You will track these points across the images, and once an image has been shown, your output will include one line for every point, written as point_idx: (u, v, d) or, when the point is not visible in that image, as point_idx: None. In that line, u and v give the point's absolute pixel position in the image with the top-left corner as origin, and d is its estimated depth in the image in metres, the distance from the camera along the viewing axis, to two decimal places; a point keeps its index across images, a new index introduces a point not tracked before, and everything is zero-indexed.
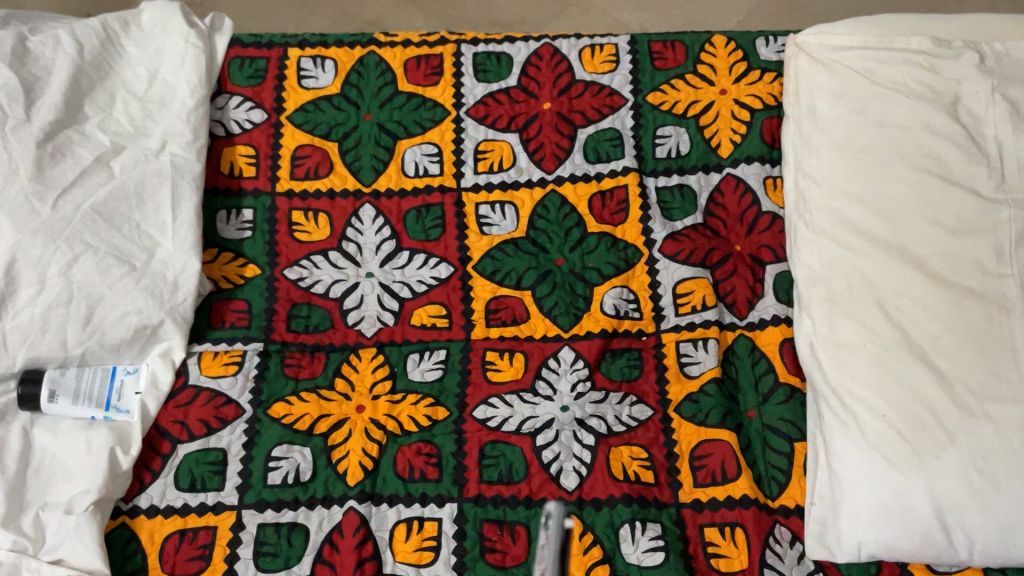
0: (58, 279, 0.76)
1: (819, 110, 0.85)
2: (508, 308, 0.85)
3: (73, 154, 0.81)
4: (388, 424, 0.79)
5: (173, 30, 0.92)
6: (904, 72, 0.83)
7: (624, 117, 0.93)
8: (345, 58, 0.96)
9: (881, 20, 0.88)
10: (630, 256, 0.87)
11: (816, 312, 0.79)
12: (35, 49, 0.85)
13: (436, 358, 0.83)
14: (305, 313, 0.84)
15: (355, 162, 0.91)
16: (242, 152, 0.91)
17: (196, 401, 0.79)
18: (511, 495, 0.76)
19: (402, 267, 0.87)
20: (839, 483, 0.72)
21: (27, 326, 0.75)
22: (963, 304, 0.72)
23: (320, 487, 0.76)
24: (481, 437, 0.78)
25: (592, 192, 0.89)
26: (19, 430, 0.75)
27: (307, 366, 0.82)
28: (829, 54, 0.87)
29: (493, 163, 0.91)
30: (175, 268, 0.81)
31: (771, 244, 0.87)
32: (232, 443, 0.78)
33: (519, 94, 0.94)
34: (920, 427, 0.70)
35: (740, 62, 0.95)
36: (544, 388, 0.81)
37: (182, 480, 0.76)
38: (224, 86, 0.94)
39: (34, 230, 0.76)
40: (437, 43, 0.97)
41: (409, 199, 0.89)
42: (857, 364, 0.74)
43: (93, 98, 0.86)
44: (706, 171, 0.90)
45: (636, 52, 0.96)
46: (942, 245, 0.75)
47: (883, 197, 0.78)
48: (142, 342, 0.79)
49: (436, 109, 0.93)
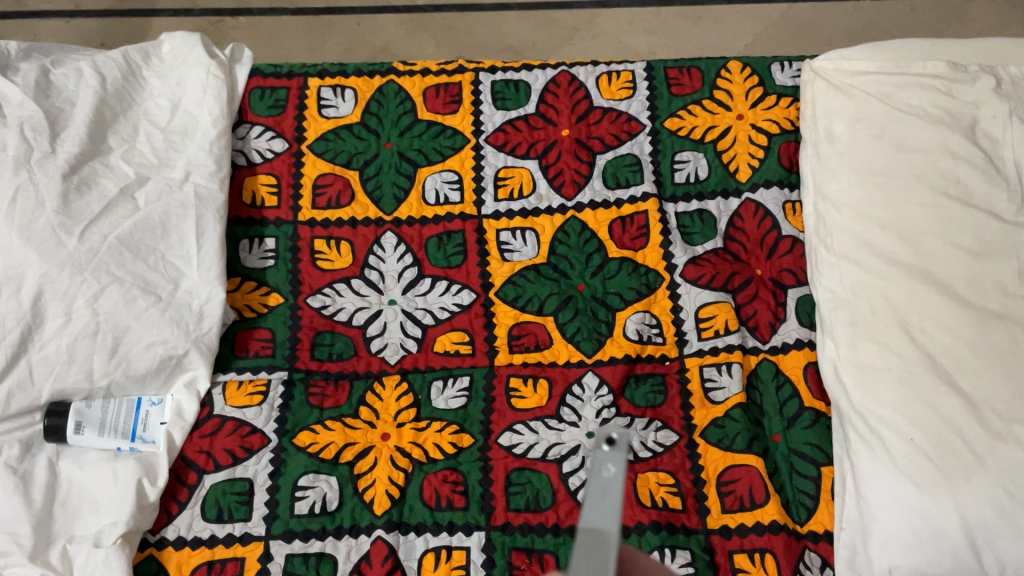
0: (84, 310, 0.77)
1: (837, 134, 0.86)
2: (530, 334, 0.85)
3: (98, 185, 0.82)
4: (414, 452, 0.79)
5: (195, 61, 0.93)
6: (921, 97, 0.84)
7: (642, 143, 0.94)
8: (364, 88, 0.96)
9: (896, 45, 0.90)
10: (651, 281, 0.87)
11: (839, 336, 0.79)
12: (58, 82, 0.86)
13: (460, 385, 0.82)
14: (328, 341, 0.85)
15: (376, 190, 0.92)
16: (263, 181, 0.92)
17: (221, 431, 0.79)
18: (538, 522, 0.76)
19: (424, 294, 0.87)
20: (868, 507, 0.71)
21: (53, 358, 0.76)
22: (989, 326, 0.73)
23: (347, 517, 0.76)
24: (507, 463, 0.78)
25: (612, 217, 0.90)
26: (46, 462, 0.75)
27: (331, 395, 0.82)
28: (846, 79, 0.88)
29: (513, 190, 0.91)
30: (201, 298, 0.82)
31: (792, 267, 0.87)
32: (258, 472, 0.77)
33: (537, 121, 0.95)
34: (947, 449, 0.69)
35: (756, 87, 0.96)
36: (569, 414, 0.81)
37: (209, 511, 0.75)
38: (245, 116, 0.95)
39: (61, 262, 0.77)
40: (455, 71, 0.98)
41: (430, 226, 0.90)
42: (881, 387, 0.74)
43: (116, 129, 0.87)
44: (725, 196, 0.91)
45: (652, 79, 0.97)
46: (965, 267, 0.75)
47: (904, 220, 0.79)
48: (167, 372, 0.79)
49: (456, 137, 0.94)
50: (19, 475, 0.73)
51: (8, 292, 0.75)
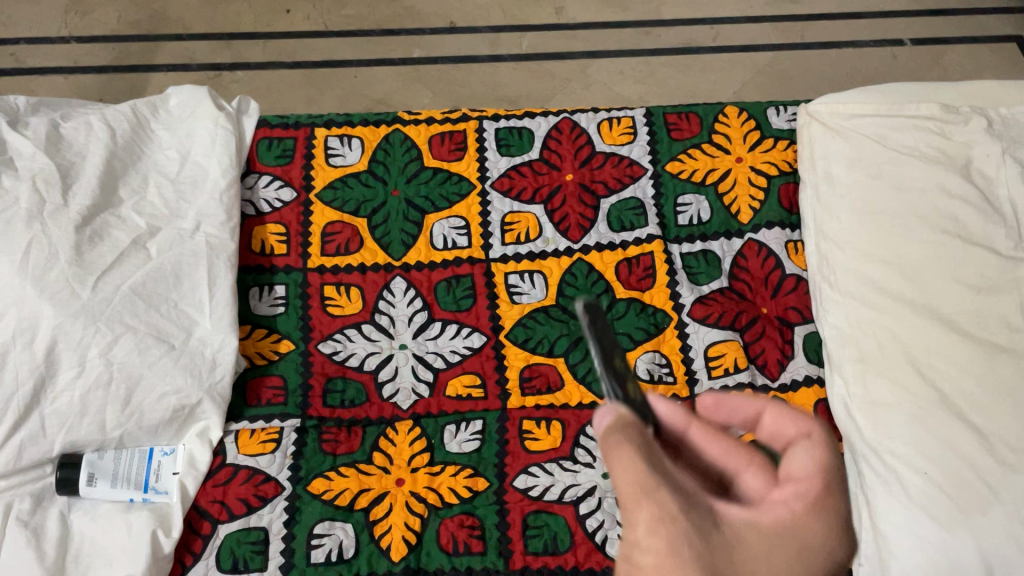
0: (98, 360, 0.76)
1: (835, 176, 0.88)
2: (543, 375, 0.85)
3: (110, 236, 0.82)
4: (429, 497, 0.79)
5: (203, 114, 0.94)
6: (916, 138, 0.87)
7: (645, 186, 0.95)
8: (371, 137, 0.98)
9: (889, 89, 0.93)
10: (660, 321, 0.88)
11: (848, 372, 0.80)
12: (68, 135, 0.87)
13: (472, 429, 0.83)
14: (340, 388, 0.85)
15: (385, 237, 0.93)
16: (272, 230, 0.93)
17: (234, 480, 0.78)
18: (557, 565, 0.76)
19: (434, 338, 0.87)
20: (886, 543, 0.71)
21: (66, 409, 0.75)
22: (994, 360, 0.73)
23: (364, 564, 0.75)
24: (523, 506, 0.78)
25: (618, 259, 0.91)
26: (57, 515, 0.74)
27: (344, 441, 0.82)
28: (841, 122, 0.91)
29: (520, 234, 0.93)
30: (213, 346, 0.82)
31: (798, 305, 0.89)
32: (273, 521, 0.77)
33: (542, 166, 0.96)
34: (963, 483, 0.69)
35: (753, 131, 0.98)
36: (583, 455, 0.81)
37: (224, 562, 0.75)
38: (253, 165, 0.96)
39: (74, 312, 0.76)
40: (460, 120, 1.00)
41: (439, 271, 0.91)
42: (893, 423, 0.74)
43: (127, 181, 0.88)
44: (728, 237, 0.93)
45: (652, 124, 0.99)
46: (969, 302, 0.77)
47: (906, 259, 0.81)
48: (179, 422, 0.79)
49: (462, 183, 0.96)
50: (31, 529, 0.72)
51: (21, 344, 0.74)
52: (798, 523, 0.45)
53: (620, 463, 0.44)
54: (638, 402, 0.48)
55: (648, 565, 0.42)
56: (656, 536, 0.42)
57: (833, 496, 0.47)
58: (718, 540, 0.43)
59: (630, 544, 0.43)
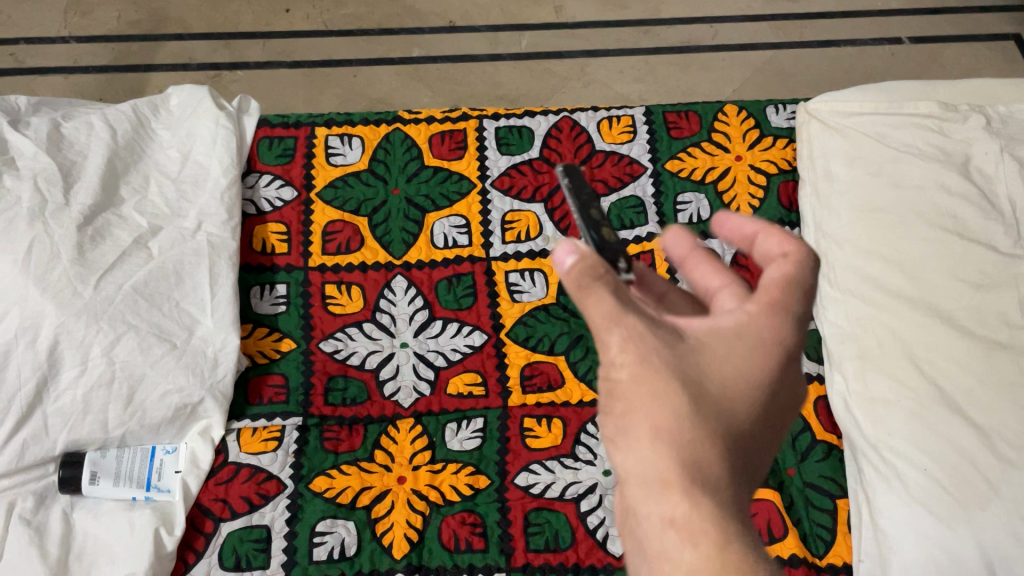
0: (100, 359, 0.76)
1: (835, 174, 0.89)
2: (543, 373, 0.86)
3: (112, 236, 0.83)
4: (430, 495, 0.79)
5: (204, 113, 0.94)
6: (915, 136, 0.87)
7: (645, 185, 0.96)
8: (371, 136, 0.99)
9: (888, 87, 0.93)
10: None
11: (848, 369, 0.80)
12: (69, 135, 0.87)
13: (474, 427, 0.83)
14: (341, 386, 0.85)
15: (386, 235, 0.93)
16: (273, 229, 0.93)
17: (236, 478, 0.79)
18: (558, 562, 0.76)
19: (435, 336, 0.88)
20: (886, 538, 0.72)
21: (68, 408, 0.76)
22: (993, 356, 0.73)
23: (366, 561, 0.76)
24: (525, 504, 0.79)
25: None
26: (60, 514, 0.74)
27: (346, 439, 0.82)
28: (840, 119, 0.91)
29: (520, 233, 0.93)
30: (215, 344, 0.82)
31: None
32: (275, 519, 0.77)
33: (542, 165, 0.97)
34: (963, 480, 0.69)
35: (753, 129, 0.99)
36: (584, 453, 0.81)
37: (226, 559, 0.75)
38: (254, 165, 0.96)
39: (77, 311, 0.77)
40: (460, 118, 1.00)
41: (440, 269, 0.91)
42: (893, 419, 0.75)
43: (128, 180, 0.88)
44: (728, 235, 0.93)
45: (652, 122, 0.99)
46: (968, 299, 0.77)
47: (906, 256, 0.81)
48: (181, 420, 0.79)
49: (462, 181, 0.96)
50: (33, 527, 0.73)
51: (24, 343, 0.75)
52: (756, 319, 0.45)
53: (590, 303, 0.43)
54: (616, 247, 0.46)
55: (624, 379, 0.42)
56: (629, 351, 0.42)
57: (800, 300, 0.47)
58: (684, 348, 0.43)
59: (606, 364, 0.43)
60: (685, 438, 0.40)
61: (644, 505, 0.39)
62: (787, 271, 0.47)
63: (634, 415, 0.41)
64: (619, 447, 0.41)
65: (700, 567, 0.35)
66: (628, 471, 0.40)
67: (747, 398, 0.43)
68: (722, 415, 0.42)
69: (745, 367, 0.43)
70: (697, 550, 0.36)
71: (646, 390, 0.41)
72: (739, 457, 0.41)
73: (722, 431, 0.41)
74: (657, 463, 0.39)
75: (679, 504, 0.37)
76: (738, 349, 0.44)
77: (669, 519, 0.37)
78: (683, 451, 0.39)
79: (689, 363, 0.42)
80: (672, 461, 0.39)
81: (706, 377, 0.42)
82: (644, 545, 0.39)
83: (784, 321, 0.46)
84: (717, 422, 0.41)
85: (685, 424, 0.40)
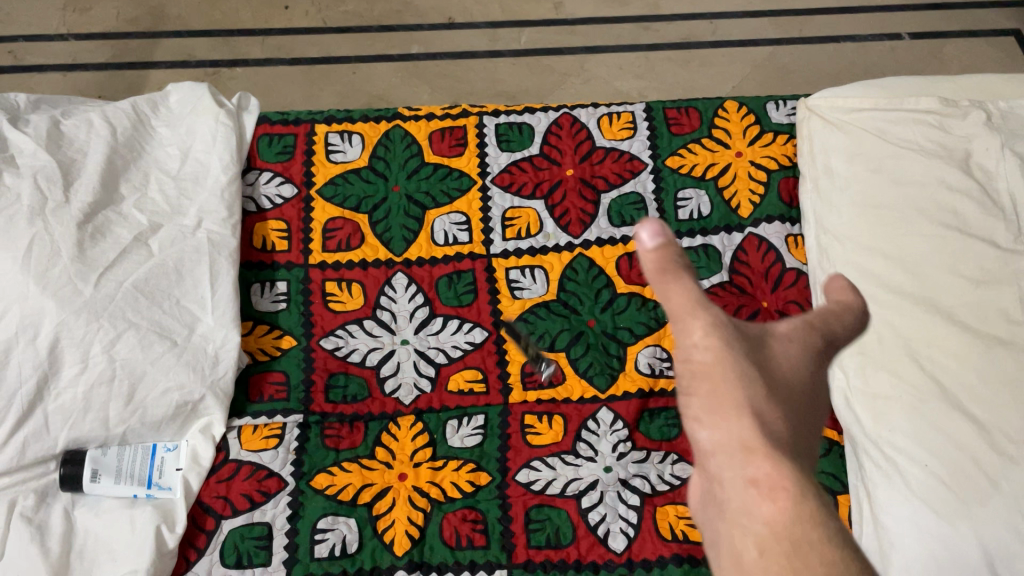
0: (101, 357, 0.76)
1: (835, 170, 0.89)
2: (544, 370, 0.86)
3: (112, 234, 0.83)
4: (431, 491, 0.79)
5: (204, 110, 0.94)
6: (915, 132, 0.87)
7: (645, 181, 0.96)
8: (371, 133, 0.98)
9: (888, 83, 0.93)
10: (660, 315, 0.89)
11: (848, 364, 0.80)
12: (69, 132, 0.87)
13: (475, 423, 0.83)
14: (342, 383, 0.85)
15: (386, 232, 0.93)
16: (274, 227, 0.93)
17: (237, 475, 0.79)
18: (560, 559, 0.76)
19: (436, 333, 0.88)
20: (887, 535, 0.72)
21: (69, 406, 0.76)
22: (993, 352, 0.73)
23: (368, 558, 0.76)
24: (526, 501, 0.79)
25: (619, 254, 0.92)
26: (61, 511, 0.74)
27: (347, 436, 0.82)
28: (841, 116, 0.91)
29: (520, 229, 0.93)
30: (216, 342, 0.82)
31: (798, 299, 0.89)
32: (277, 516, 0.77)
33: (542, 161, 0.97)
34: (963, 475, 0.69)
35: (753, 125, 0.98)
36: (585, 449, 0.81)
37: (228, 557, 0.75)
38: (253, 162, 0.96)
39: (77, 309, 0.76)
40: (460, 115, 1.00)
41: (440, 266, 0.91)
42: (894, 416, 0.75)
43: (128, 178, 0.88)
44: (728, 231, 0.93)
45: (652, 119, 0.99)
46: (968, 295, 0.77)
47: (906, 252, 0.81)
48: (182, 418, 0.79)
49: (462, 178, 0.96)
50: (35, 525, 0.73)
51: (24, 341, 0.74)
52: (814, 333, 0.48)
53: (671, 287, 0.47)
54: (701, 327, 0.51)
55: (707, 360, 0.43)
56: (712, 336, 0.44)
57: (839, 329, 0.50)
58: (757, 342, 0.45)
59: (684, 351, 0.45)
60: (765, 410, 0.41)
61: (728, 470, 0.39)
62: (839, 307, 0.52)
63: (720, 393, 0.42)
64: (705, 422, 0.42)
65: (777, 520, 0.36)
66: (715, 444, 0.41)
67: (810, 394, 0.45)
68: (798, 400, 0.43)
69: (811, 372, 0.46)
70: (776, 504, 0.37)
71: (729, 370, 0.42)
72: (807, 437, 0.43)
73: (796, 413, 0.42)
74: (743, 432, 0.40)
75: (762, 465, 0.38)
76: (800, 352, 0.46)
77: (752, 480, 0.38)
78: (767, 425, 0.40)
79: (766, 355, 0.44)
80: (755, 430, 0.40)
81: (782, 367, 0.44)
82: (724, 512, 0.39)
83: (833, 346, 0.49)
84: (791, 404, 0.43)
85: (766, 396, 0.41)
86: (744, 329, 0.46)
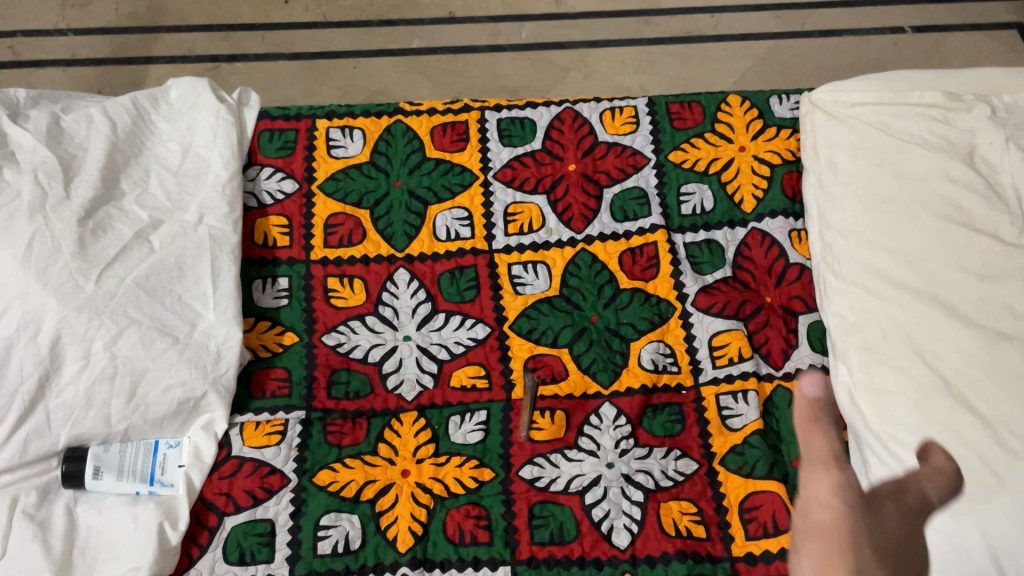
0: (102, 354, 0.76)
1: (838, 164, 0.88)
2: (547, 366, 0.85)
3: (113, 230, 0.82)
4: (435, 487, 0.79)
5: (204, 105, 0.94)
6: (920, 126, 0.86)
7: (648, 176, 0.95)
8: (372, 128, 0.98)
9: (892, 77, 0.92)
10: (664, 311, 0.88)
11: (852, 360, 0.80)
12: (69, 128, 0.87)
13: (477, 419, 0.83)
14: (344, 379, 0.85)
15: (388, 228, 0.92)
16: (275, 222, 0.93)
17: (240, 472, 0.79)
18: (564, 555, 0.76)
19: (438, 329, 0.87)
20: None
21: (70, 403, 0.75)
22: (998, 347, 0.73)
23: (371, 555, 0.76)
24: (529, 497, 0.79)
25: (621, 249, 0.91)
26: (63, 508, 0.74)
27: (349, 433, 0.82)
28: (844, 110, 0.91)
29: (522, 225, 0.93)
30: (218, 338, 0.82)
31: (802, 294, 0.89)
32: (279, 513, 0.77)
33: (544, 156, 0.96)
34: (967, 470, 0.69)
35: (756, 120, 0.98)
36: (587, 444, 0.81)
37: (231, 554, 0.75)
38: (254, 158, 0.96)
39: (79, 305, 0.76)
40: (461, 110, 0.99)
41: (442, 262, 0.91)
42: (899, 411, 0.74)
43: (128, 174, 0.87)
44: (731, 227, 0.92)
45: (655, 113, 0.99)
46: (973, 290, 0.76)
47: (910, 246, 0.81)
48: (185, 414, 0.79)
49: (464, 173, 0.95)
50: (37, 522, 0.73)
51: (26, 337, 0.74)
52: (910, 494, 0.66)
53: (814, 440, 0.66)
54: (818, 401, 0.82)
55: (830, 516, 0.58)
56: (835, 496, 0.60)
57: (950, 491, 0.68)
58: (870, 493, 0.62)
59: (811, 503, 0.61)
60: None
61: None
62: (936, 474, 0.68)
63: (833, 542, 0.56)
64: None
65: None
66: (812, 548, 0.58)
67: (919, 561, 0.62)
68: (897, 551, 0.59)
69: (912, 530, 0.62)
70: None
71: (851, 520, 0.57)
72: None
73: (886, 557, 0.57)
74: None
75: None
76: (897, 525, 0.61)
77: None
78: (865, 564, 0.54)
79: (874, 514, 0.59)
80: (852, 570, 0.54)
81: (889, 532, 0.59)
82: None
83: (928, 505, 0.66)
84: (886, 556, 0.57)
85: (868, 564, 0.54)
86: (867, 495, 0.62)
